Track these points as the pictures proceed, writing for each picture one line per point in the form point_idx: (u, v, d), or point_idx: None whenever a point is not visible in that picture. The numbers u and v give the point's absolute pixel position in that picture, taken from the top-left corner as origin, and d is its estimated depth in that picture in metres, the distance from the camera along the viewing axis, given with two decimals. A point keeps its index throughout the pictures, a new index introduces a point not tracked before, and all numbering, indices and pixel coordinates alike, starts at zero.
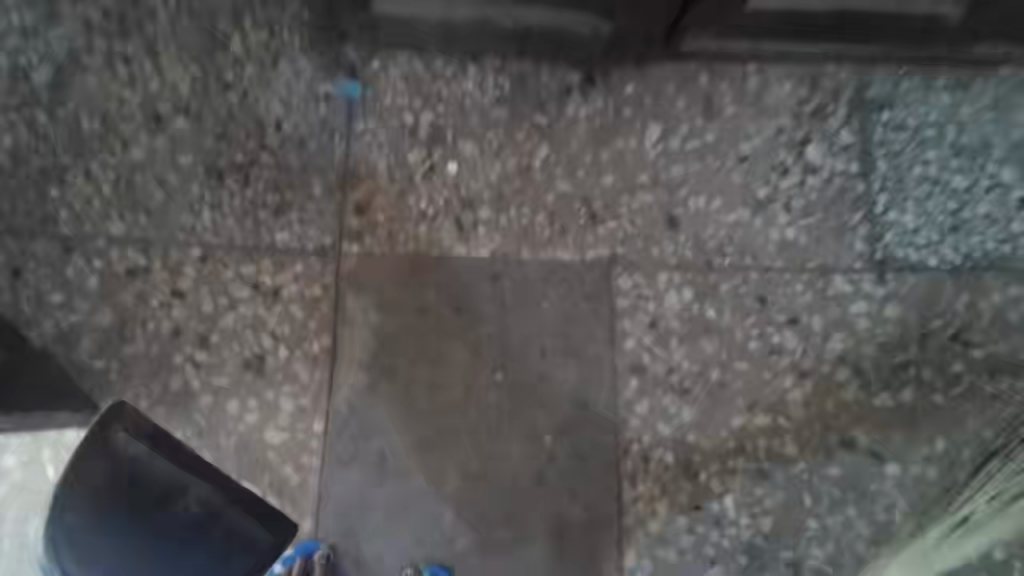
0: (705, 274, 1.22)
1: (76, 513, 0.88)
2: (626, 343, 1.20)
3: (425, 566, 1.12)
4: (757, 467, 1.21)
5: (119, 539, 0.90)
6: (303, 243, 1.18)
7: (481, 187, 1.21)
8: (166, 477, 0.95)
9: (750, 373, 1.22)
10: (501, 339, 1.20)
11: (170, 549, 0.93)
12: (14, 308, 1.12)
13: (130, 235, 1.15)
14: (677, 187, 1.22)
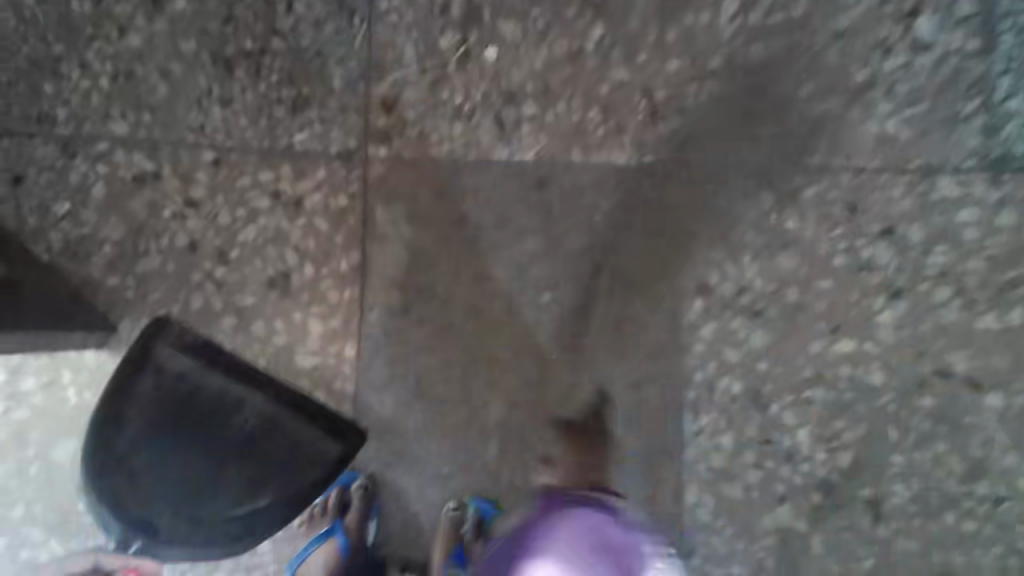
0: (785, 176, 1.04)
1: (137, 424, 0.92)
2: (690, 258, 1.05)
3: (470, 498, 1.05)
4: (836, 398, 1.07)
5: (177, 450, 0.92)
6: (324, 145, 1.05)
7: (524, 77, 1.05)
8: (215, 391, 0.96)
9: (834, 292, 1.06)
10: (549, 256, 1.06)
11: (227, 460, 0.93)
12: (18, 219, 1.03)
13: (135, 135, 1.04)
14: (755, 72, 1.04)
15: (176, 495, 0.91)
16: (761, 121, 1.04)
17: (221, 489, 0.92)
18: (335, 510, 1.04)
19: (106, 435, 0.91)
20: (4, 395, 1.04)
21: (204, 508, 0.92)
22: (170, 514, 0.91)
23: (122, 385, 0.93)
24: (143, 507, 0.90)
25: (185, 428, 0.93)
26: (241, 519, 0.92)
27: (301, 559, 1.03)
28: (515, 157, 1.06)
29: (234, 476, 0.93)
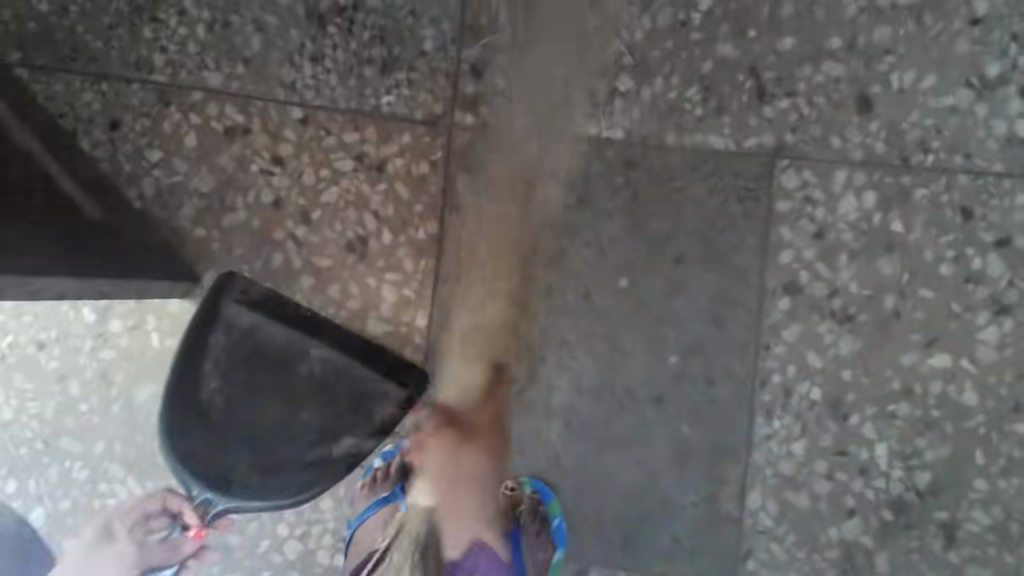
0: (897, 174, 0.96)
1: (212, 380, 1.00)
2: (782, 255, 0.99)
3: (528, 478, 1.06)
4: (924, 416, 1.00)
5: (249, 401, 1.00)
6: (410, 109, 1.03)
7: (622, 48, 1.00)
8: (282, 341, 1.01)
9: (936, 304, 0.98)
10: (630, 241, 1.02)
11: (292, 409, 1.01)
12: (113, 164, 1.06)
13: (227, 88, 1.04)
14: (877, 57, 0.96)
15: (249, 443, 1.00)
16: (877, 112, 0.96)
17: (290, 439, 1.01)
18: (396, 477, 1.06)
19: (185, 390, 1.00)
20: (92, 335, 1.09)
21: (274, 456, 1.00)
22: (244, 462, 1.00)
23: (196, 343, 1.01)
24: (224, 458, 1.00)
25: (256, 378, 1.00)
26: (307, 466, 1.01)
27: (361, 519, 1.05)
28: (604, 134, 1.01)
29: (301, 423, 1.01)
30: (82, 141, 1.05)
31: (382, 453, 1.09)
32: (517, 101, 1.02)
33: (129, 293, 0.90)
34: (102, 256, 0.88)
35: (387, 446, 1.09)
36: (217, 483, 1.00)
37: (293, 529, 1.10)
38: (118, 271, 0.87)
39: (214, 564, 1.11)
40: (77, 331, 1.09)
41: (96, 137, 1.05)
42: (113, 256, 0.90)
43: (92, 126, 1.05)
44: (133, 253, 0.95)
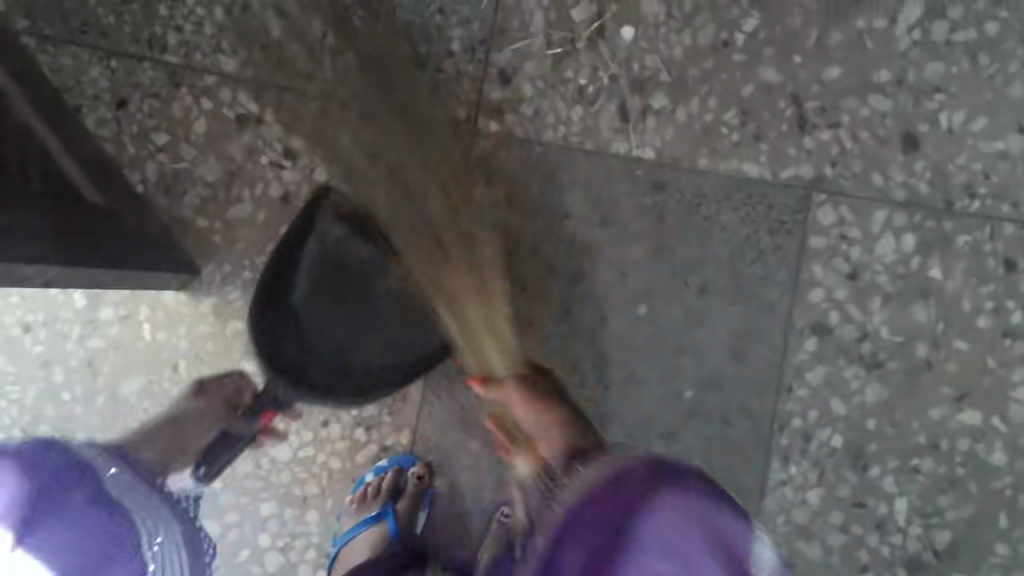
0: (939, 218, 0.92)
1: (301, 293, 0.98)
2: (811, 292, 0.94)
3: None
4: (948, 472, 0.95)
5: (337, 319, 0.99)
6: (433, 109, 0.98)
7: (660, 65, 0.95)
8: (369, 259, 0.98)
9: (969, 357, 0.93)
10: (654, 266, 0.97)
11: (377, 323, 0.99)
12: (115, 144, 1.01)
13: (243, 74, 0.99)
14: (927, 94, 0.91)
15: (339, 360, 0.99)
16: (923, 151, 0.91)
17: (372, 348, 0.99)
18: (388, 494, 1.00)
19: (273, 302, 0.98)
20: (81, 321, 1.03)
21: (358, 361, 1.00)
22: (329, 369, 0.99)
23: (287, 254, 0.98)
24: (316, 376, 0.99)
25: (345, 292, 0.99)
26: (389, 377, 1.00)
27: (348, 536, 1.00)
28: (634, 152, 0.97)
29: (383, 336, 0.99)
30: (87, 118, 1.00)
31: (374, 467, 1.02)
32: (545, 111, 0.97)
33: (124, 282, 0.87)
34: (98, 239, 0.85)
35: (380, 461, 1.02)
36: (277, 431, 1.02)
37: (275, 541, 1.04)
38: (113, 258, 0.84)
39: None
40: (64, 316, 1.03)
41: (102, 115, 1.00)
42: (110, 242, 0.86)
43: (97, 103, 1.00)
44: (130, 238, 0.91)
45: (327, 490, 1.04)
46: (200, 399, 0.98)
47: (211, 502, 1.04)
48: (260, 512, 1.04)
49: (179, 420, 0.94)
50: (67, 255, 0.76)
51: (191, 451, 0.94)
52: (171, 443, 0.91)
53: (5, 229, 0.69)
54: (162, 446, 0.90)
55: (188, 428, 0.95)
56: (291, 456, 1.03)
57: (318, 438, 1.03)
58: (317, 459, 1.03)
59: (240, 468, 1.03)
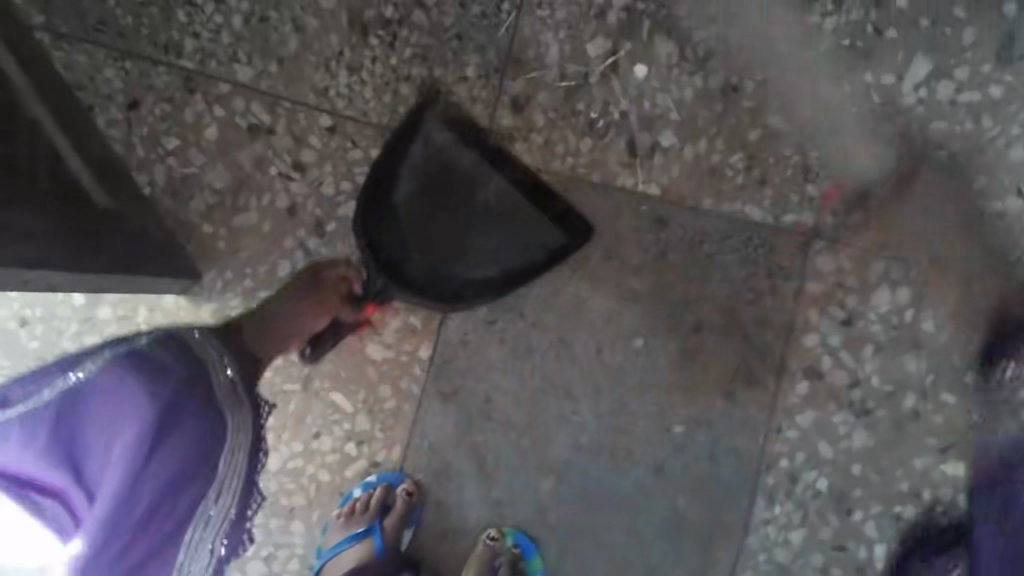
0: (933, 273, 0.94)
1: (404, 194, 0.98)
2: (806, 337, 0.96)
3: (510, 531, 1.01)
4: (927, 521, 0.96)
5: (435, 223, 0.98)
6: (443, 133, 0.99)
7: (670, 104, 0.97)
8: (469, 164, 0.97)
9: (956, 410, 0.94)
10: (653, 300, 0.99)
11: (472, 230, 0.97)
12: (125, 145, 1.01)
13: (257, 85, 1.00)
14: (929, 151, 0.93)
15: (438, 262, 0.98)
16: (922, 207, 0.93)
17: (464, 254, 0.98)
18: (375, 511, 1.01)
19: (379, 202, 0.98)
20: (79, 319, 1.03)
21: (451, 265, 0.98)
22: (430, 272, 0.98)
23: (392, 161, 0.98)
24: (418, 277, 0.98)
25: (443, 195, 0.97)
26: (486, 283, 0.98)
27: (334, 551, 1.01)
28: (640, 187, 0.98)
29: (476, 246, 0.97)
30: (98, 118, 1.01)
31: (362, 482, 1.03)
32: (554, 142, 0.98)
33: (119, 287, 0.87)
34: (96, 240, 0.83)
35: (370, 477, 1.03)
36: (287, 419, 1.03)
37: (259, 550, 1.04)
38: (103, 261, 0.82)
39: None
40: (62, 313, 1.03)
41: (113, 115, 1.01)
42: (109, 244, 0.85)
43: (109, 103, 1.01)
44: (130, 238, 0.90)
45: (314, 502, 1.04)
46: (314, 287, 0.96)
47: None
48: None
49: (286, 307, 0.94)
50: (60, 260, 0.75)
51: (295, 336, 0.95)
52: (275, 330, 0.92)
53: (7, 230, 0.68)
54: (265, 339, 0.91)
55: (300, 314, 0.94)
56: (279, 467, 1.04)
57: (309, 450, 1.04)
58: (306, 471, 1.04)
59: None
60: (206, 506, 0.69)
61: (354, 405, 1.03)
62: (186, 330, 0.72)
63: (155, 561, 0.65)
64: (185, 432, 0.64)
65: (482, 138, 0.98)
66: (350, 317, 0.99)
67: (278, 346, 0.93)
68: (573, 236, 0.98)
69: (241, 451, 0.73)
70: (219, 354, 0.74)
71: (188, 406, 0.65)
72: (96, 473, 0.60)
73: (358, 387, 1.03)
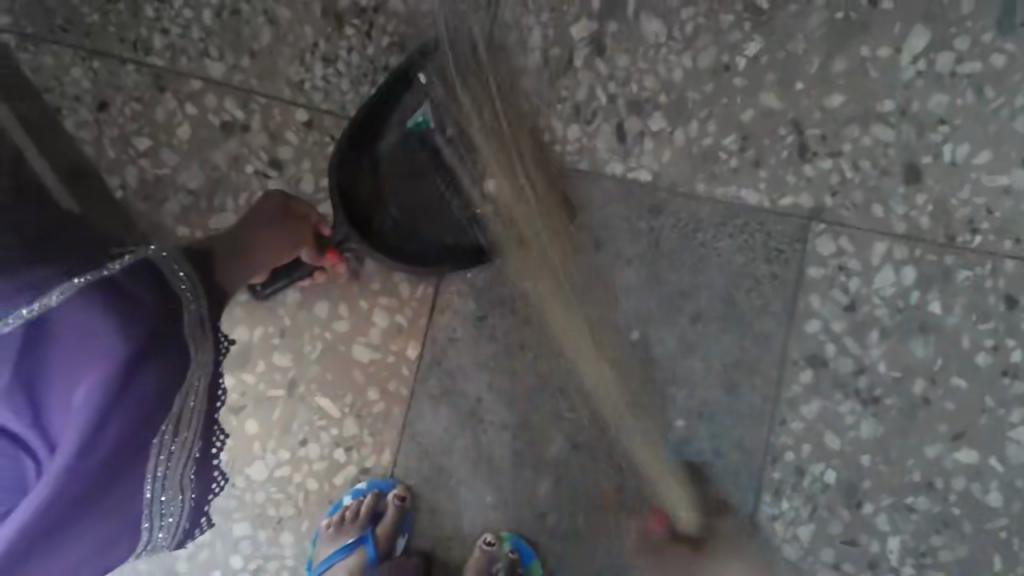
0: (939, 251, 0.90)
1: (389, 148, 0.93)
2: (808, 323, 0.92)
3: (507, 535, 0.97)
4: (942, 511, 0.91)
5: (421, 182, 0.93)
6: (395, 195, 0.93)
7: (660, 86, 0.93)
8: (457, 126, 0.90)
9: (968, 395, 0.90)
10: (647, 292, 0.95)
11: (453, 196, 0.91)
12: (96, 148, 0.97)
13: (230, 81, 0.97)
14: (931, 125, 0.89)
15: (416, 227, 0.93)
16: (925, 183, 0.90)
17: (444, 218, 0.92)
18: (366, 519, 0.97)
19: (362, 149, 0.93)
20: None
21: (427, 228, 0.93)
22: (409, 236, 0.94)
23: (381, 111, 0.92)
24: (395, 240, 0.94)
25: (429, 155, 0.92)
26: (463, 252, 0.93)
27: (327, 562, 0.97)
28: (630, 173, 0.94)
29: (456, 212, 0.92)
30: (67, 120, 0.97)
31: (352, 489, 0.99)
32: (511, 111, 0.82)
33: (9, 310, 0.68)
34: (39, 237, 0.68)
35: (360, 483, 0.99)
36: (281, 420, 1.00)
37: (247, 563, 1.00)
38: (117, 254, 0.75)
39: None
40: None
41: (82, 117, 0.97)
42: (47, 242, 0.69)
43: (78, 105, 0.97)
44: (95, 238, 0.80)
45: (303, 511, 1.00)
46: (283, 220, 0.87)
47: None
48: (234, 532, 1.00)
49: (258, 234, 0.84)
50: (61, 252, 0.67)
51: (264, 265, 0.86)
52: (249, 254, 0.82)
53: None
54: (237, 270, 0.80)
55: (264, 250, 0.85)
56: (266, 476, 1.00)
57: (296, 457, 1.00)
58: (293, 480, 1.00)
59: None
60: (166, 443, 0.62)
61: (341, 409, 0.99)
62: (150, 251, 0.62)
63: (86, 516, 0.57)
64: (148, 376, 0.55)
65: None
66: (310, 258, 0.93)
67: (248, 275, 0.84)
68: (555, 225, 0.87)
69: (200, 390, 0.63)
70: (189, 279, 0.64)
71: (150, 356, 0.55)
72: (55, 416, 0.52)
73: (345, 391, 0.99)
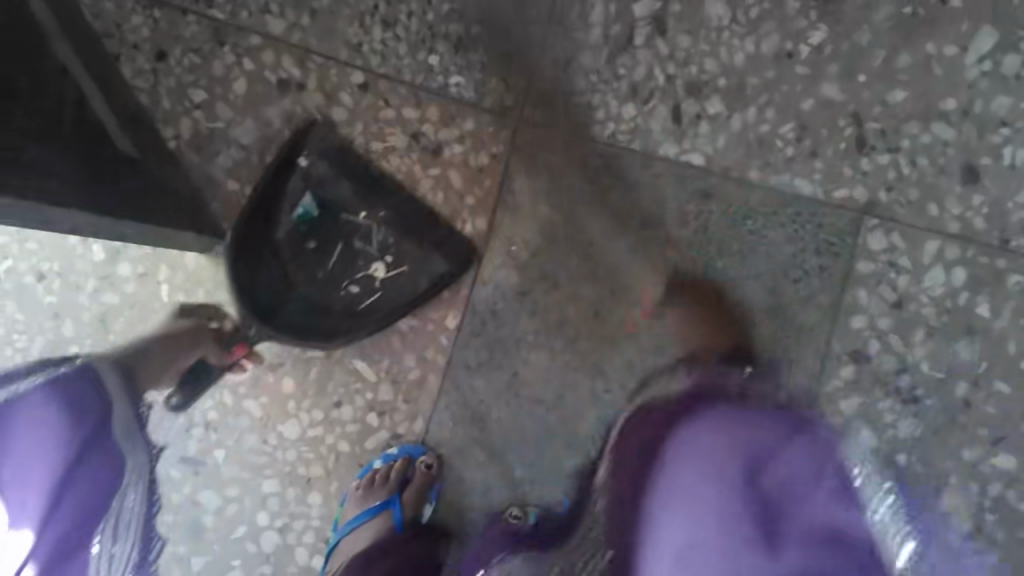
0: (992, 255, 0.89)
1: (439, 118, 0.96)
2: (852, 319, 0.91)
3: (534, 511, 0.98)
4: (975, 515, 0.91)
5: (326, 252, 0.98)
6: (410, 229, 0.97)
7: (719, 71, 0.92)
8: (511, 104, 0.95)
9: (1011, 401, 0.89)
10: (692, 274, 0.94)
11: (358, 262, 0.98)
12: (152, 97, 0.98)
13: (289, 39, 0.97)
14: (992, 127, 0.89)
15: (317, 299, 0.97)
16: (982, 185, 0.89)
17: (354, 286, 0.98)
18: (395, 484, 0.97)
19: (256, 233, 0.95)
20: (99, 274, 1.00)
21: (339, 300, 0.98)
22: (300, 307, 0.97)
23: (275, 189, 0.96)
24: (298, 323, 0.96)
25: (331, 228, 0.98)
26: (366, 323, 0.96)
27: (352, 524, 0.97)
28: (683, 157, 0.94)
29: (352, 277, 0.98)
30: (124, 68, 0.97)
31: (383, 454, 1.00)
32: (515, 194, 0.96)
33: (113, 236, 0.80)
34: (97, 184, 0.77)
35: (390, 448, 1.00)
36: (317, 381, 1.00)
37: (273, 520, 1.01)
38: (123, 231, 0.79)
39: (182, 542, 1.01)
40: (82, 267, 1.00)
41: (140, 66, 0.97)
42: (70, 171, 0.73)
43: (136, 53, 0.97)
44: (175, 193, 0.91)
45: (332, 473, 1.01)
46: (183, 332, 0.94)
47: (213, 474, 1.01)
48: (262, 489, 1.01)
49: (162, 344, 0.91)
50: (115, 203, 0.78)
51: (167, 373, 0.92)
52: (152, 357, 0.89)
53: (87, 171, 0.77)
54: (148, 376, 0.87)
55: (165, 365, 0.91)
56: (298, 435, 1.00)
57: (329, 419, 1.00)
58: (325, 441, 1.00)
59: (246, 440, 1.01)
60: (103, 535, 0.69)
61: (377, 374, 0.99)
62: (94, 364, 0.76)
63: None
64: (89, 471, 0.67)
65: (493, 130, 0.96)
66: (218, 361, 0.97)
67: (150, 379, 0.88)
68: (565, 263, 0.96)
69: (135, 491, 0.75)
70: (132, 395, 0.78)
71: (97, 440, 0.69)
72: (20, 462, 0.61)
73: (382, 356, 0.99)
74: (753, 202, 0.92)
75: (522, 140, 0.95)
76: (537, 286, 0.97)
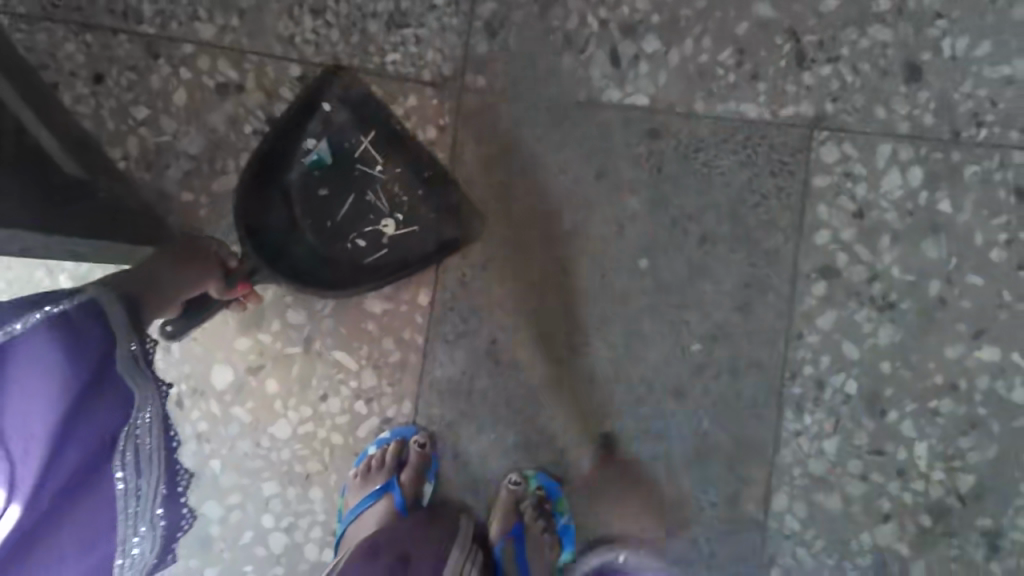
0: (946, 150, 0.89)
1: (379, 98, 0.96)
2: (817, 235, 0.91)
3: (533, 475, 0.97)
4: (967, 412, 0.90)
5: (334, 207, 0.97)
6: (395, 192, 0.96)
7: (650, 8, 0.92)
8: (450, 73, 0.95)
9: (984, 292, 0.90)
10: (654, 215, 0.94)
11: (367, 216, 0.96)
12: (94, 121, 0.98)
13: (221, 42, 0.97)
14: (928, 21, 0.89)
15: (323, 257, 0.96)
16: (926, 81, 0.89)
17: (360, 241, 0.97)
18: (391, 467, 0.97)
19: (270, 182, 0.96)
20: None
21: (345, 253, 0.97)
22: (305, 265, 0.96)
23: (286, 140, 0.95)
24: (302, 281, 0.95)
25: (336, 190, 0.97)
26: (375, 275, 0.96)
27: (355, 512, 0.96)
28: (627, 99, 0.94)
29: (362, 230, 0.97)
30: (64, 95, 0.97)
31: (376, 440, 1.00)
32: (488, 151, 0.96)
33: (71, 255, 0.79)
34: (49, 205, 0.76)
35: (383, 433, 1.00)
36: (301, 378, 1.00)
37: (278, 522, 1.01)
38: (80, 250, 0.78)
39: (191, 556, 1.02)
40: None
41: (79, 91, 0.97)
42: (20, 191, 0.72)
43: (73, 80, 0.98)
44: (128, 211, 0.91)
45: (329, 467, 1.01)
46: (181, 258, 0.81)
47: (212, 485, 1.01)
48: (263, 492, 1.01)
49: (164, 271, 0.78)
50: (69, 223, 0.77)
51: (173, 302, 0.80)
52: (159, 292, 0.76)
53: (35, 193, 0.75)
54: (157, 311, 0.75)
55: (171, 295, 0.78)
56: (290, 433, 1.01)
57: (319, 413, 1.01)
58: (317, 436, 1.01)
59: (240, 446, 1.01)
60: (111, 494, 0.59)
61: (359, 361, 1.00)
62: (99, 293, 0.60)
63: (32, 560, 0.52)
64: (82, 429, 0.54)
65: (436, 101, 0.96)
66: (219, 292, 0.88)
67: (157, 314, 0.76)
68: (524, 225, 0.96)
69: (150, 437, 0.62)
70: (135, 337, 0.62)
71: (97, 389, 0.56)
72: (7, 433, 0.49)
73: (360, 342, 1.00)
74: (699, 134, 0.93)
75: (467, 108, 0.96)
76: (501, 250, 0.96)
